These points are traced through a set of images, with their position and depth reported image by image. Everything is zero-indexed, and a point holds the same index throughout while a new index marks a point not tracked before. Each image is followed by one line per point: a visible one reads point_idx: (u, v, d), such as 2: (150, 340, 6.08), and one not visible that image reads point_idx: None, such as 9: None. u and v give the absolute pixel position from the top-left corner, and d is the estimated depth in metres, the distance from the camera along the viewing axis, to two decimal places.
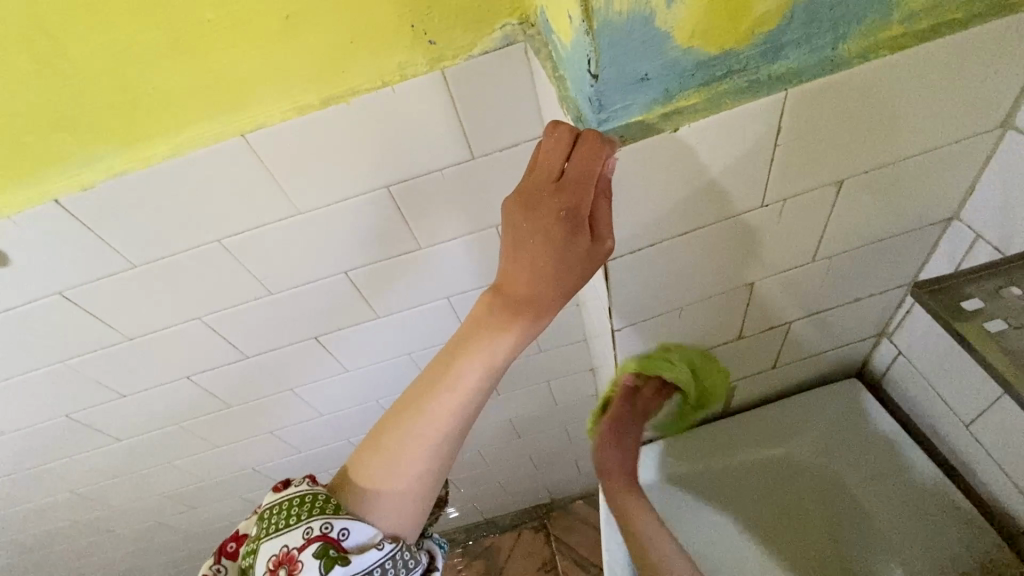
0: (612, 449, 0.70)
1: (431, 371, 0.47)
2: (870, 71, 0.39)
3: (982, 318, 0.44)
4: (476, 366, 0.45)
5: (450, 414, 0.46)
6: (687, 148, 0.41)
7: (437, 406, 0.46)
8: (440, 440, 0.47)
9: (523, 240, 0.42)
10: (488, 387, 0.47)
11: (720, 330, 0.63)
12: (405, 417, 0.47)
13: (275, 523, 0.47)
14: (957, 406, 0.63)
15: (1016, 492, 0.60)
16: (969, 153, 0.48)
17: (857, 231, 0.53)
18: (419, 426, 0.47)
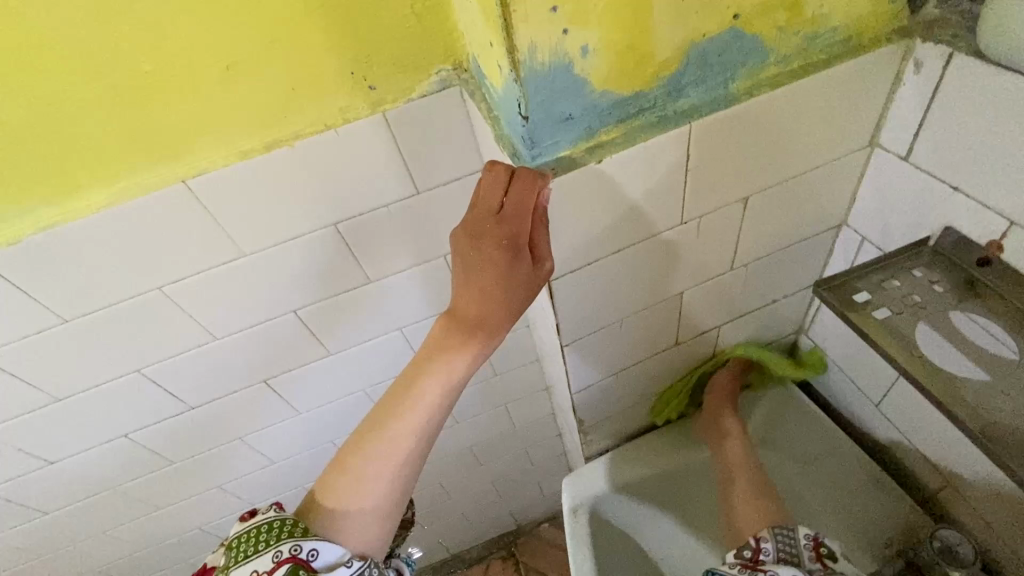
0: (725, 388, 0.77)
1: (395, 395, 0.49)
2: (752, 109, 0.46)
3: (870, 308, 0.51)
4: (436, 385, 0.48)
5: (413, 433, 0.48)
6: (613, 176, 0.46)
7: (401, 424, 0.48)
8: (405, 459, 0.49)
9: (472, 267, 0.46)
10: (449, 404, 0.49)
11: (657, 337, 0.68)
12: (370, 438, 0.48)
13: (244, 550, 0.46)
14: (866, 388, 0.71)
15: (921, 460, 0.67)
16: (847, 169, 0.56)
17: (765, 241, 0.61)
18: (384, 445, 0.48)
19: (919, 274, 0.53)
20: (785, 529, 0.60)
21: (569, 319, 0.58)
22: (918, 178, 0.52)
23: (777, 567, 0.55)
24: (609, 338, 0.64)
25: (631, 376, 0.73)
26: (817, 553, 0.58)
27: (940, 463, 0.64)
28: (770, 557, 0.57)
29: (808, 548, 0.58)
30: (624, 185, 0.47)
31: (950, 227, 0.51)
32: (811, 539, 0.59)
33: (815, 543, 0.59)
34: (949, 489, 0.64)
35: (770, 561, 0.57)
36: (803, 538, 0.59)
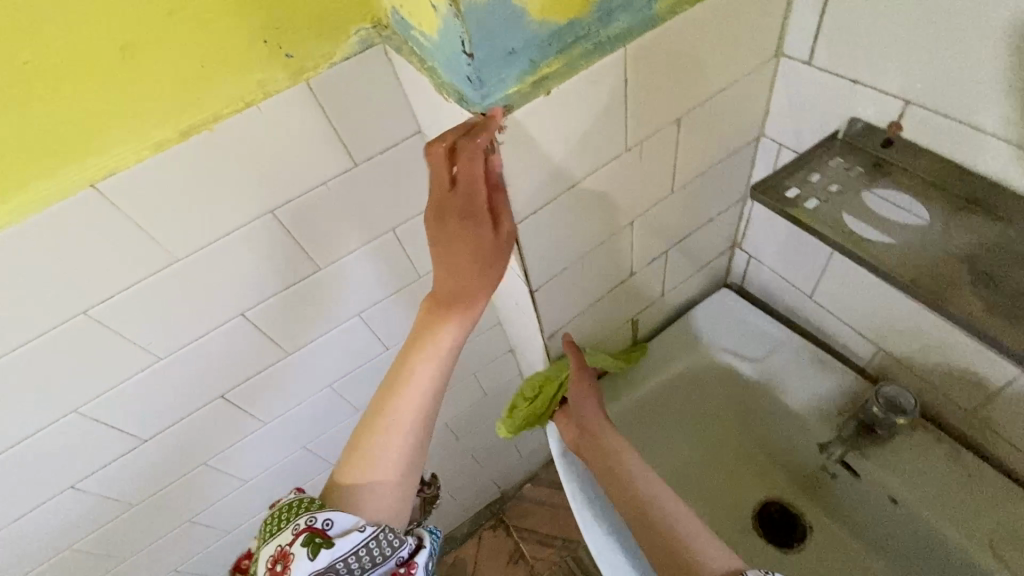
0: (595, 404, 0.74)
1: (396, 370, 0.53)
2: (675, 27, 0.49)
3: (801, 201, 0.55)
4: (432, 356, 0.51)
5: (417, 403, 0.52)
6: (560, 106, 0.47)
7: (406, 396, 0.52)
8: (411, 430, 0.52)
9: (447, 241, 0.48)
10: (446, 373, 0.54)
11: (614, 270, 0.71)
12: (378, 414, 0.52)
13: (270, 529, 0.49)
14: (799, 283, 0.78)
15: (851, 335, 0.75)
16: (760, 81, 0.61)
17: (698, 160, 0.65)
18: (392, 416, 0.52)
19: (836, 163, 0.58)
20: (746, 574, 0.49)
21: (532, 262, 0.59)
22: (821, 79, 0.57)
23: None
24: (571, 277, 0.66)
25: (596, 312, 0.75)
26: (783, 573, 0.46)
27: (869, 335, 0.72)
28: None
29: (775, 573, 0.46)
30: (570, 115, 0.48)
31: (854, 117, 0.56)
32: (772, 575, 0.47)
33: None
34: (880, 354, 0.72)
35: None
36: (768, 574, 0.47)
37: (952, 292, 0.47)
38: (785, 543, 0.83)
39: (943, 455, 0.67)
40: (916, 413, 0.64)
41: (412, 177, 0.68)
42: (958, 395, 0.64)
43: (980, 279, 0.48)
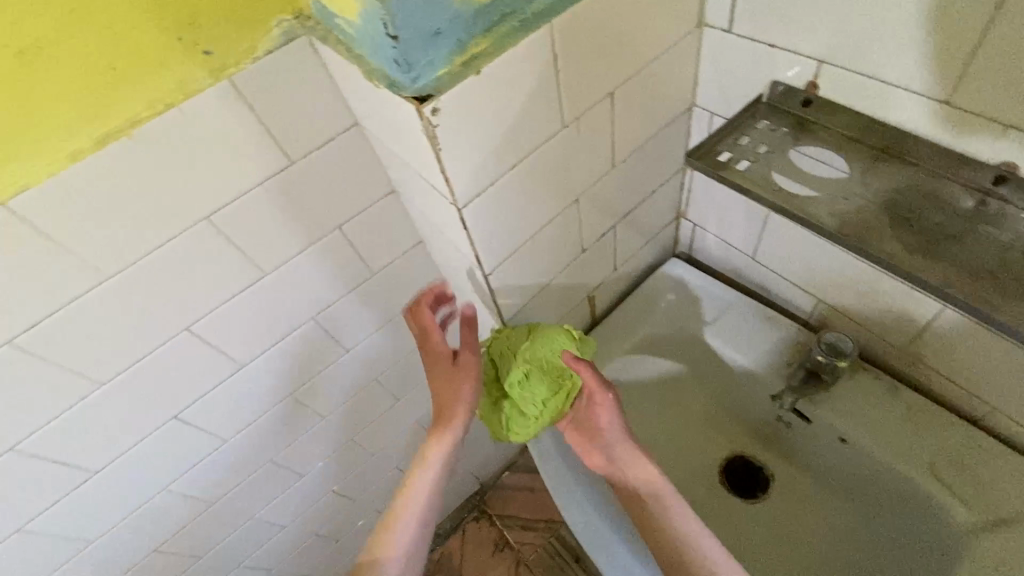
0: (620, 421, 0.73)
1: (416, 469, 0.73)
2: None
3: (733, 164, 0.57)
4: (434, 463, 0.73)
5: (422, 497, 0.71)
6: (492, 86, 0.46)
7: (413, 480, 0.72)
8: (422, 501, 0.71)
9: (433, 379, 0.71)
10: (443, 473, 0.73)
11: (565, 248, 0.72)
12: (397, 513, 0.71)
13: None
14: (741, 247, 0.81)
15: (793, 290, 0.79)
16: (687, 52, 0.63)
17: (636, 133, 0.66)
18: (404, 498, 0.71)
19: (763, 126, 0.60)
20: None
21: (483, 246, 0.59)
22: (743, 45, 0.59)
23: None
24: (523, 258, 0.66)
25: (552, 291, 0.77)
26: None
27: (808, 288, 0.76)
28: None
29: None
30: (504, 95, 0.48)
31: (775, 80, 0.59)
32: None
33: None
34: (820, 305, 0.76)
35: None
36: None
37: (874, 235, 0.49)
38: (750, 494, 0.87)
39: (883, 390, 0.71)
40: (855, 354, 0.68)
41: (354, 173, 0.67)
42: (890, 334, 0.68)
43: (899, 221, 0.50)
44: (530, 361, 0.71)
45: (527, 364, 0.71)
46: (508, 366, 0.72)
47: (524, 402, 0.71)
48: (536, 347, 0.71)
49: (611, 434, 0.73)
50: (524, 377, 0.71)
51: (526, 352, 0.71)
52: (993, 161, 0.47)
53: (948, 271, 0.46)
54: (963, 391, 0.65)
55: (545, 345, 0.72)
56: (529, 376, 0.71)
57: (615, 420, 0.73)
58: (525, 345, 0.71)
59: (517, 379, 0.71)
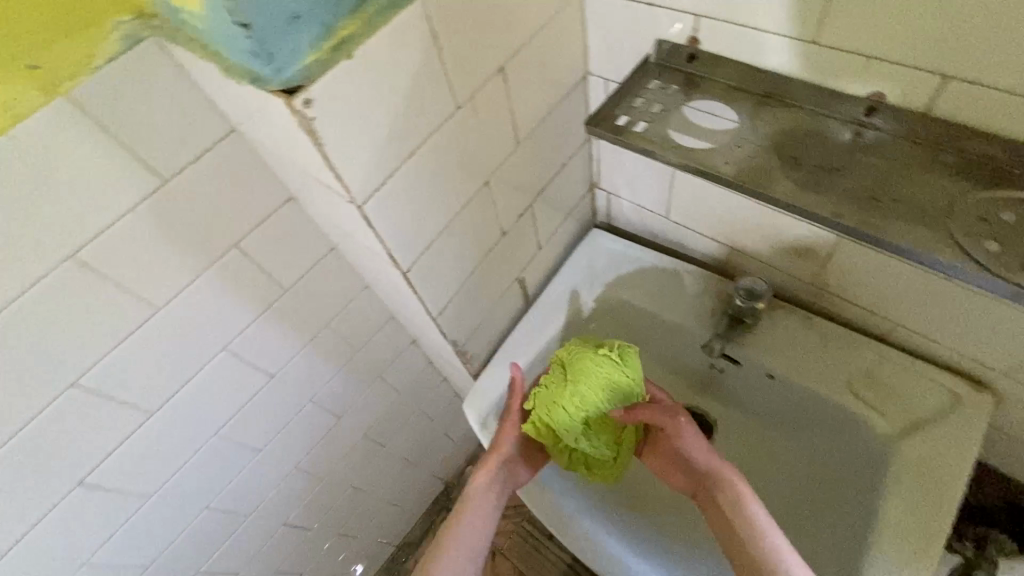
0: (707, 448, 0.68)
1: (466, 505, 0.70)
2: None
3: (632, 126, 0.57)
4: (492, 486, 0.72)
5: (477, 514, 0.70)
6: (368, 70, 0.43)
7: (471, 500, 0.71)
8: (467, 535, 0.68)
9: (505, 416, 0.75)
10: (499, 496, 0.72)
11: (484, 234, 0.70)
12: (451, 531, 0.68)
13: None
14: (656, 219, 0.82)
15: (708, 243, 0.81)
16: (571, 19, 0.62)
17: (535, 106, 0.65)
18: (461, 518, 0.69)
19: (655, 86, 0.61)
20: None
21: (395, 244, 0.56)
22: (623, 7, 0.59)
23: None
24: (442, 250, 0.63)
25: (479, 280, 0.74)
26: None
27: (721, 239, 0.78)
28: None
29: None
30: (383, 79, 0.45)
31: (660, 39, 0.59)
32: None
33: None
34: (733, 253, 0.79)
35: None
36: None
37: (766, 177, 0.50)
38: None
39: (799, 323, 0.75)
40: (769, 293, 0.72)
41: (242, 185, 0.61)
42: (799, 270, 0.72)
43: (788, 161, 0.51)
44: (583, 408, 0.67)
45: (586, 417, 0.68)
46: (566, 424, 0.68)
47: (595, 450, 0.71)
48: (585, 395, 0.67)
49: (697, 462, 0.68)
50: (586, 427, 0.69)
51: (575, 401, 0.67)
52: (862, 93, 0.49)
53: (836, 201, 0.47)
54: (867, 313, 0.70)
55: (590, 387, 0.67)
56: (589, 426, 0.69)
57: (700, 447, 0.67)
58: (570, 394, 0.67)
59: (580, 432, 0.68)
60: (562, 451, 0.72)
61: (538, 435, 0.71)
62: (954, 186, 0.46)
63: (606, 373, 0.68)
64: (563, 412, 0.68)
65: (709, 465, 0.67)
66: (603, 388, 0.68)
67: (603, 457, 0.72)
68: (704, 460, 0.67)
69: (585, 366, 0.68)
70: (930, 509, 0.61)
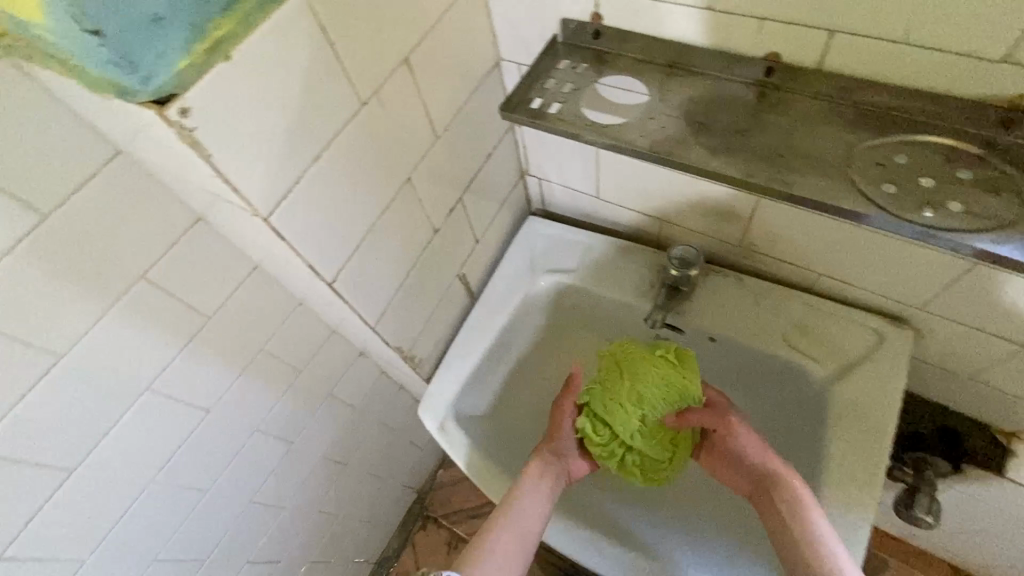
0: (762, 447, 0.66)
1: (518, 497, 0.67)
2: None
3: (546, 108, 0.57)
4: (542, 479, 0.69)
5: (528, 503, 0.67)
6: (250, 72, 0.40)
7: (522, 490, 0.68)
8: (519, 527, 0.65)
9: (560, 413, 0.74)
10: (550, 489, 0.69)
11: (416, 234, 0.67)
12: (501, 517, 0.65)
13: None
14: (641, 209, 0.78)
15: (641, 218, 0.82)
16: (473, 4, 0.60)
17: (448, 97, 0.63)
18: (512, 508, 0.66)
19: (566, 66, 0.60)
20: None
21: (315, 256, 0.53)
22: None
23: None
24: (370, 256, 0.60)
25: (418, 282, 0.72)
26: None
27: (653, 213, 0.80)
28: None
29: None
30: (269, 80, 0.42)
31: (565, 18, 0.59)
32: None
33: None
34: (666, 226, 0.80)
35: None
36: None
37: (680, 147, 0.51)
38: None
39: (734, 285, 0.78)
40: (700, 258, 0.74)
41: (141, 210, 0.57)
42: (728, 234, 0.74)
43: (701, 128, 0.52)
44: (640, 406, 0.67)
45: (642, 414, 0.67)
46: (621, 420, 0.67)
47: (653, 453, 0.68)
48: (643, 390, 0.67)
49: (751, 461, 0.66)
50: (643, 427, 0.67)
51: (632, 398, 0.67)
52: (759, 54, 0.50)
53: (745, 163, 0.48)
54: (794, 267, 0.73)
55: (647, 383, 0.67)
56: (645, 425, 0.67)
57: (755, 444, 0.67)
58: (627, 391, 0.68)
59: (635, 429, 0.67)
60: (613, 455, 0.69)
61: (592, 434, 0.70)
62: (850, 135, 0.48)
63: (667, 371, 0.68)
64: (616, 406, 0.68)
65: (765, 464, 0.65)
66: (661, 388, 0.67)
67: (660, 462, 0.69)
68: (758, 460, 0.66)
69: (646, 365, 0.69)
70: (870, 446, 0.65)
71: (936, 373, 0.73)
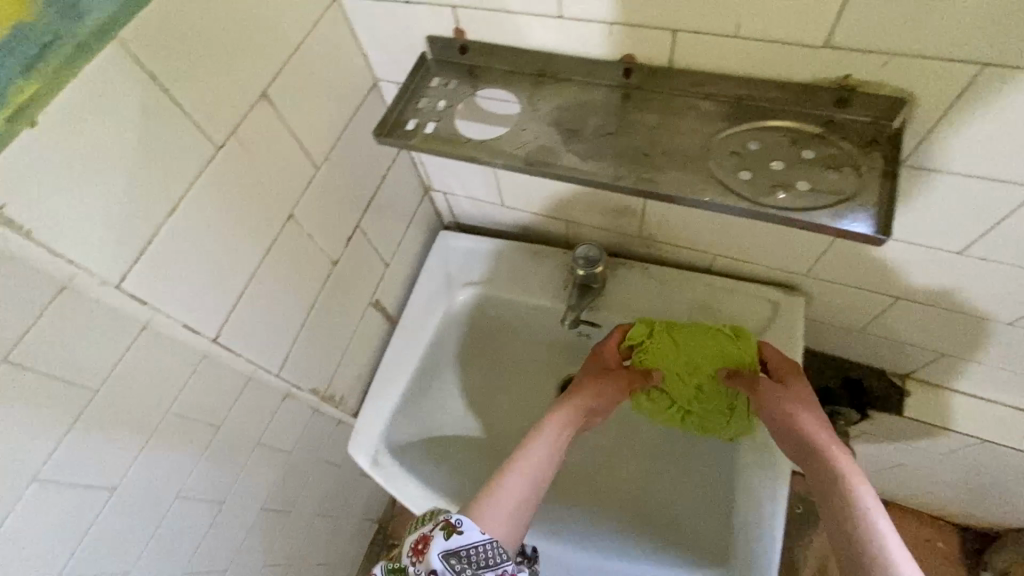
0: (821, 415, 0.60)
1: (537, 443, 0.63)
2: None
3: (419, 129, 0.56)
4: (569, 429, 0.65)
5: (551, 450, 0.63)
6: (66, 132, 0.37)
7: (546, 435, 0.63)
8: (534, 469, 0.61)
9: (602, 371, 0.70)
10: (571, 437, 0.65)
11: (312, 271, 0.65)
12: (522, 457, 0.61)
13: None
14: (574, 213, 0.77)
15: (548, 221, 0.83)
16: (335, 29, 0.59)
17: (324, 126, 0.61)
18: (535, 451, 0.62)
19: (439, 84, 0.59)
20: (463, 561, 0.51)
21: (185, 309, 0.50)
22: (380, 9, 0.57)
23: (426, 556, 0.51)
24: (257, 301, 0.58)
25: (323, 319, 0.69)
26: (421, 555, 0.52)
27: (557, 214, 0.81)
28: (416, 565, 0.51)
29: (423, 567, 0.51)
30: (93, 138, 0.39)
31: (430, 36, 0.58)
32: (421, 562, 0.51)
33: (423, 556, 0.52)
34: (573, 225, 0.82)
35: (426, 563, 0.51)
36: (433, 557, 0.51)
37: (551, 155, 0.51)
38: None
39: (642, 275, 0.80)
40: (604, 256, 0.76)
41: None
42: (628, 227, 0.76)
43: (571, 134, 0.52)
44: (695, 375, 0.69)
45: (694, 379, 0.69)
46: (677, 387, 0.70)
47: (710, 416, 0.70)
48: (691, 356, 0.69)
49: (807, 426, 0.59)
50: (698, 391, 0.70)
51: (686, 368, 0.69)
52: (614, 57, 0.51)
53: (612, 165, 0.49)
54: (693, 251, 0.76)
55: (693, 348, 0.68)
56: (701, 390, 0.69)
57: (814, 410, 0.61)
58: (679, 361, 0.69)
59: (693, 394, 0.70)
60: (674, 419, 0.72)
61: (646, 402, 0.73)
62: (706, 127, 0.50)
63: (722, 344, 0.67)
64: (673, 375, 0.70)
65: (824, 435, 0.59)
66: (713, 356, 0.68)
67: (717, 426, 0.70)
68: (817, 427, 0.59)
69: (701, 331, 0.69)
70: None
71: (835, 332, 0.78)
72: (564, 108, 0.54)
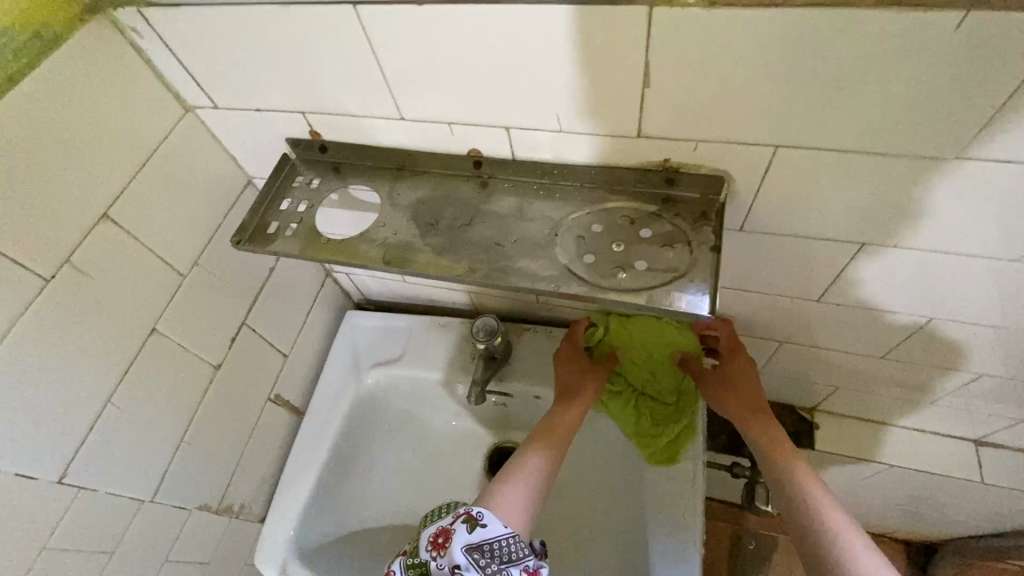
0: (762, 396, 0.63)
1: (539, 441, 0.61)
2: None
3: (281, 232, 0.56)
4: (563, 419, 0.64)
5: (547, 441, 0.61)
6: None
7: (540, 432, 0.63)
8: (544, 464, 0.59)
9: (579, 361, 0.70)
10: (570, 427, 0.64)
11: (187, 381, 0.62)
12: (520, 454, 0.60)
13: None
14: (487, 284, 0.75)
15: (450, 291, 0.83)
16: (191, 138, 0.59)
17: (191, 232, 0.60)
18: (534, 445, 0.61)
19: (304, 181, 0.60)
20: (490, 556, 0.49)
21: (16, 452, 0.46)
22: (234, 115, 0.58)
23: (451, 550, 0.49)
24: (116, 427, 0.55)
25: (207, 427, 0.66)
26: (445, 551, 0.50)
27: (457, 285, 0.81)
28: (439, 565, 0.49)
29: (452, 562, 0.49)
30: None
31: (289, 138, 0.59)
32: (446, 559, 0.49)
33: (447, 552, 0.50)
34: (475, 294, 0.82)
35: (451, 558, 0.49)
36: (456, 553, 0.49)
37: (408, 253, 0.52)
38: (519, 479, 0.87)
39: (546, 339, 0.80)
40: (501, 325, 0.76)
41: None
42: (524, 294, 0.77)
43: (428, 229, 0.53)
44: (648, 360, 0.69)
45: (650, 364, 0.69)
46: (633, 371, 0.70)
47: (663, 398, 0.70)
48: (646, 342, 0.68)
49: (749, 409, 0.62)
50: (652, 375, 0.69)
51: (640, 354, 0.69)
52: (462, 150, 0.53)
53: (465, 260, 0.50)
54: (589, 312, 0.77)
55: (647, 339, 0.68)
56: (654, 373, 0.69)
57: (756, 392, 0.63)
58: (633, 347, 0.69)
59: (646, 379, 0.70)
60: (626, 405, 0.70)
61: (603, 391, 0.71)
62: (554, 213, 0.51)
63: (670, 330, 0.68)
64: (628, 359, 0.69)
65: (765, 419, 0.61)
66: (665, 342, 0.68)
67: (670, 406, 0.69)
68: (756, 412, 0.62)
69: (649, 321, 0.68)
70: None
71: None
72: (422, 202, 0.55)
